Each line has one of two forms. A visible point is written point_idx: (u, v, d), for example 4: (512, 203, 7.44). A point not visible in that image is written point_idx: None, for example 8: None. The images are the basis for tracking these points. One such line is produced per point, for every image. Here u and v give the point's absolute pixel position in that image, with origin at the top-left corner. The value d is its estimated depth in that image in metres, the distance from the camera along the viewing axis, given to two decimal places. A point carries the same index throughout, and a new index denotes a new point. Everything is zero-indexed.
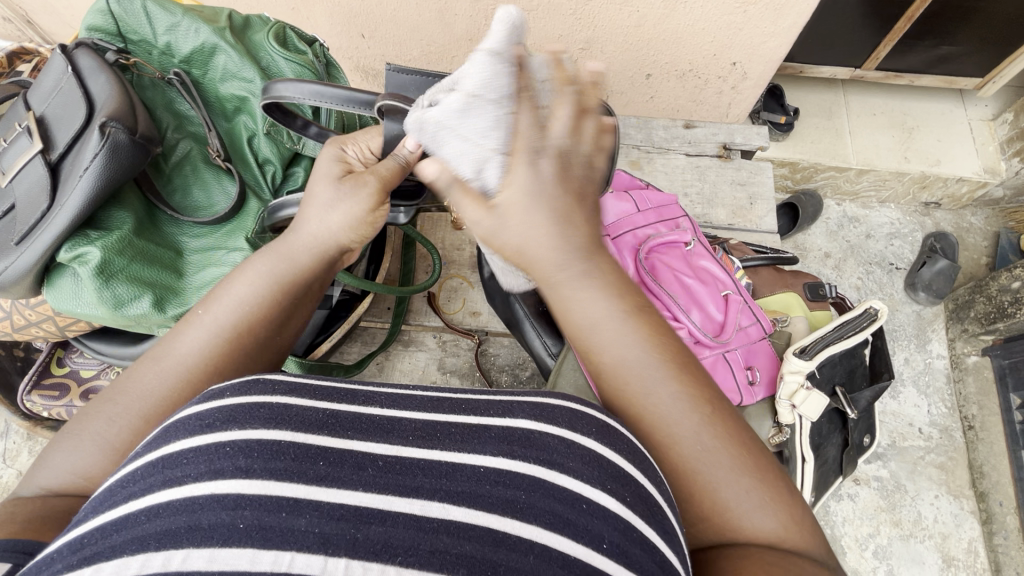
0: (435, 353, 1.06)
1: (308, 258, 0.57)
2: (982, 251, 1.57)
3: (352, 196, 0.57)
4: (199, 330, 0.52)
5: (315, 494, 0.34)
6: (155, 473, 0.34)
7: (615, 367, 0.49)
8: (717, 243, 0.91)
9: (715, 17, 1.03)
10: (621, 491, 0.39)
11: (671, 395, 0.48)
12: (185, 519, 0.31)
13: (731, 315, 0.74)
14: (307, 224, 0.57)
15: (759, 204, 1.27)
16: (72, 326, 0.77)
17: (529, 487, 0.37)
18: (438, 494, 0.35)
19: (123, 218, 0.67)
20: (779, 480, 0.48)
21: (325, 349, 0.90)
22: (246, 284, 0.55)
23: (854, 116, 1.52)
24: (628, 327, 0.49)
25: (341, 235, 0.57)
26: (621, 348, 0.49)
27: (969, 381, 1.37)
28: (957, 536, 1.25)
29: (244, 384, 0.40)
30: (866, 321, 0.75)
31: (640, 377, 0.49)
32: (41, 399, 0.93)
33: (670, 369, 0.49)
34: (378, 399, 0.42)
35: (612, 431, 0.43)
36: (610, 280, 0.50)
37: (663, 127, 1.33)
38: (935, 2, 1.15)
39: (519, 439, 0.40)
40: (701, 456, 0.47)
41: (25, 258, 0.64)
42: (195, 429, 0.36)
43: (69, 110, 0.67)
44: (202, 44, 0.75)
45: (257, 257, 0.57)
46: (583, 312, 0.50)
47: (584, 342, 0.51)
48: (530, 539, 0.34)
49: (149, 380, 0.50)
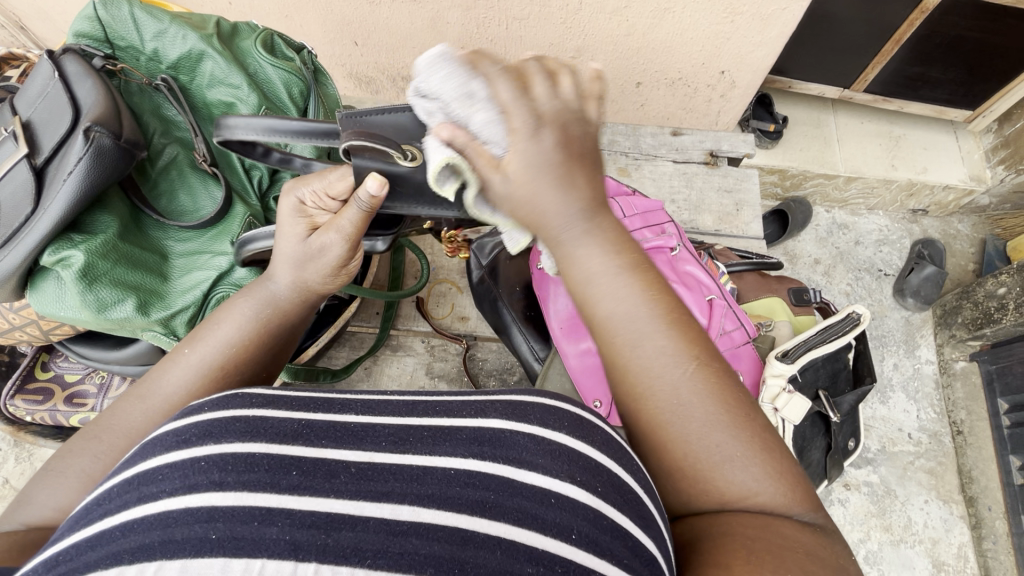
0: (424, 358, 1.06)
1: (293, 302, 0.60)
2: (969, 257, 1.59)
3: (328, 253, 0.59)
4: (183, 369, 0.54)
5: (287, 503, 0.34)
6: (130, 489, 0.35)
7: (607, 319, 0.47)
8: (703, 248, 0.92)
9: (703, 27, 1.05)
10: (592, 482, 0.39)
11: (656, 348, 0.46)
12: (158, 533, 0.32)
13: (715, 320, 0.75)
14: (298, 268, 0.59)
15: (747, 210, 1.29)
16: (56, 331, 0.76)
17: (497, 487, 0.37)
18: (409, 497, 0.36)
19: (107, 221, 0.67)
20: (767, 437, 0.47)
21: (312, 353, 0.90)
22: (232, 324, 0.57)
23: (842, 125, 1.54)
24: (623, 280, 0.47)
25: (318, 283, 0.60)
26: (612, 303, 0.47)
27: (957, 387, 1.38)
28: (947, 541, 1.26)
29: (222, 399, 0.40)
30: (849, 325, 0.75)
31: (630, 328, 0.47)
32: (24, 403, 0.93)
33: (662, 323, 0.47)
34: (353, 406, 0.43)
35: (586, 425, 0.44)
36: (612, 238, 0.48)
37: (651, 135, 1.34)
38: (922, 26, 1.17)
39: (488, 439, 0.40)
40: (684, 412, 0.46)
41: (9, 261, 0.64)
42: (172, 445, 0.37)
43: (54, 114, 0.67)
44: (189, 50, 0.75)
45: (239, 297, 0.59)
46: (584, 266, 0.48)
47: (579, 294, 0.49)
48: (497, 535, 0.35)
49: (133, 416, 0.51)
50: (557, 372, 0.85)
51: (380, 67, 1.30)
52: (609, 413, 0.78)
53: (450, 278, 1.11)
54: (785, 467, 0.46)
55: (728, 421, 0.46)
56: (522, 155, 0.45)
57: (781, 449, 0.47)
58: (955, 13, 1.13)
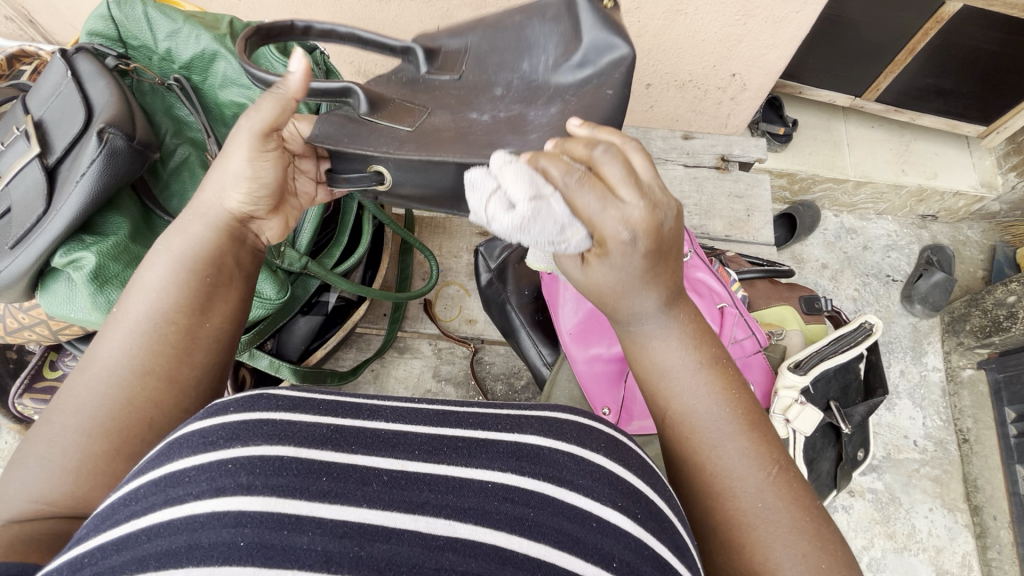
0: (431, 361, 1.06)
1: (206, 232, 0.58)
2: (978, 264, 1.58)
3: (236, 148, 0.57)
4: (117, 330, 0.53)
5: (319, 511, 0.33)
6: (158, 491, 0.34)
7: (686, 416, 0.52)
8: (715, 255, 0.91)
9: (715, 29, 1.04)
10: (631, 508, 0.39)
11: (728, 435, 0.51)
12: (185, 538, 0.31)
13: (726, 329, 0.74)
14: (210, 186, 0.59)
15: (757, 216, 1.28)
16: (66, 331, 0.76)
17: (538, 504, 0.37)
18: (444, 511, 0.35)
19: (119, 222, 0.67)
20: (839, 550, 0.48)
21: (320, 355, 0.90)
22: (151, 271, 0.56)
23: (853, 129, 1.53)
24: (700, 375, 0.53)
25: (233, 203, 0.58)
26: (697, 396, 0.52)
27: (964, 395, 1.37)
28: (951, 549, 1.25)
29: (248, 399, 0.40)
30: (862, 335, 0.74)
31: (709, 426, 0.51)
32: (33, 402, 0.93)
33: (739, 425, 0.51)
34: (382, 413, 0.42)
35: (621, 447, 0.44)
36: (691, 333, 0.54)
37: (661, 138, 1.33)
38: (936, 36, 1.16)
39: (528, 454, 0.40)
40: (766, 511, 0.48)
41: (21, 262, 0.64)
42: (200, 446, 0.36)
43: (67, 114, 0.67)
44: (202, 51, 0.75)
45: (157, 246, 0.58)
46: (663, 354, 0.53)
47: (658, 388, 0.54)
48: (536, 557, 0.34)
49: (81, 391, 0.51)
50: (566, 377, 0.85)
51: (389, 65, 1.30)
52: (619, 420, 0.78)
53: (459, 280, 1.11)
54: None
55: (806, 527, 0.48)
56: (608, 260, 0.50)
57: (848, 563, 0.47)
58: (972, 25, 1.12)
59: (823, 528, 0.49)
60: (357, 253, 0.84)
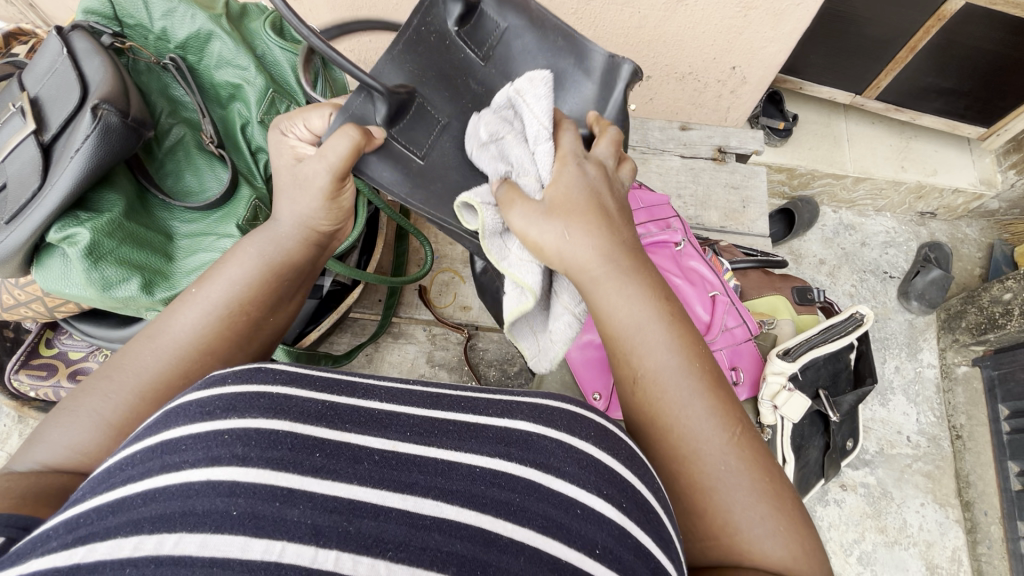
0: (425, 346, 1.06)
1: (294, 241, 0.62)
2: (975, 262, 1.59)
3: (313, 182, 0.59)
4: (193, 309, 0.55)
5: (310, 485, 0.34)
6: (153, 457, 0.35)
7: (653, 373, 0.52)
8: (708, 244, 0.91)
9: (715, 21, 1.04)
10: (617, 497, 0.40)
11: (696, 410, 0.51)
12: (179, 505, 0.32)
13: (717, 316, 0.74)
14: (288, 205, 0.62)
15: (753, 208, 1.28)
16: (61, 307, 0.77)
17: (524, 491, 0.38)
18: (432, 492, 0.36)
19: (114, 199, 0.68)
20: (797, 511, 0.49)
21: (314, 337, 0.90)
22: (238, 265, 0.59)
23: (852, 125, 1.53)
24: (661, 331, 0.53)
25: (318, 219, 0.62)
26: (659, 353, 0.52)
27: (958, 392, 1.38)
28: (942, 544, 1.26)
29: (245, 372, 0.40)
30: (852, 325, 0.74)
31: (674, 386, 0.51)
32: (29, 379, 0.93)
33: (702, 386, 0.52)
34: (375, 392, 0.43)
35: (612, 437, 0.44)
36: (652, 293, 0.55)
37: (659, 129, 1.33)
38: (938, 35, 1.16)
39: (517, 441, 0.41)
40: (727, 471, 0.49)
41: (16, 236, 0.64)
42: (196, 415, 0.36)
43: (63, 91, 0.67)
44: (198, 30, 0.75)
45: (245, 240, 0.61)
46: (623, 310, 0.54)
47: (623, 343, 0.54)
48: (521, 542, 0.35)
49: (144, 357, 0.53)
50: (558, 363, 0.85)
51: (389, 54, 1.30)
52: (609, 406, 0.78)
53: (454, 267, 1.11)
54: (806, 541, 0.48)
55: (765, 489, 0.49)
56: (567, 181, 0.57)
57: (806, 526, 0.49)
58: (974, 24, 1.11)
59: (784, 495, 0.49)
60: (352, 236, 0.84)
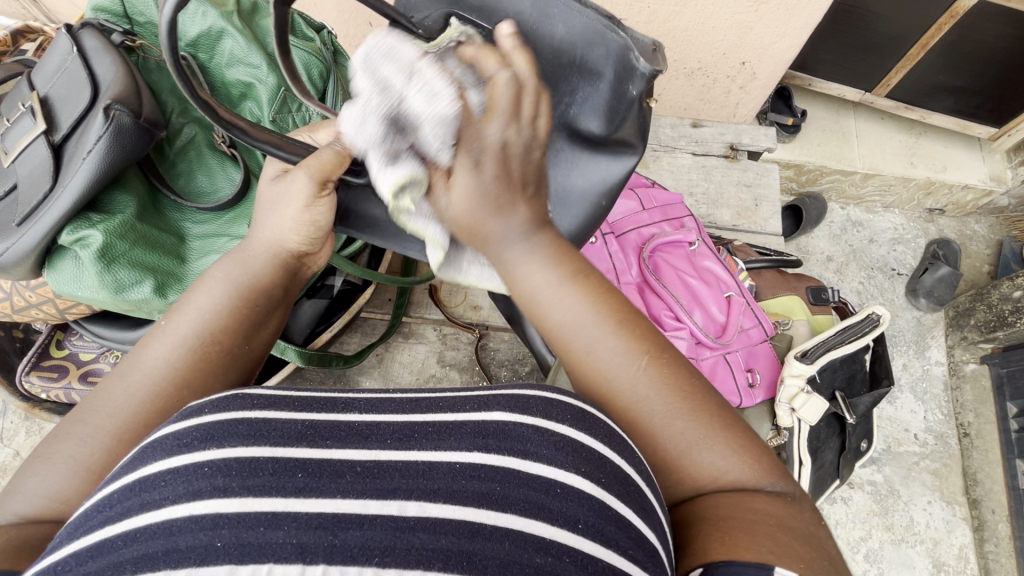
0: (435, 346, 1.06)
1: (262, 260, 0.58)
2: (984, 258, 1.58)
3: (292, 192, 0.57)
4: (164, 340, 0.53)
5: (293, 506, 0.34)
6: (131, 496, 0.35)
7: (558, 329, 0.48)
8: (722, 243, 0.90)
9: (724, 16, 1.03)
10: (596, 472, 0.40)
11: (608, 348, 0.47)
12: (162, 543, 0.32)
13: (734, 316, 0.74)
14: (267, 223, 0.59)
15: (765, 206, 1.27)
16: (72, 309, 0.77)
17: (502, 479, 0.38)
18: (416, 493, 0.36)
19: (126, 200, 0.67)
20: (734, 422, 0.47)
21: (325, 339, 0.90)
22: (205, 292, 0.56)
23: (861, 121, 1.52)
24: (565, 289, 0.47)
25: (293, 239, 0.59)
26: (559, 308, 0.47)
27: (966, 389, 1.37)
28: (948, 542, 1.26)
29: (222, 400, 0.40)
30: (868, 326, 0.74)
31: (578, 332, 0.47)
32: (40, 381, 0.92)
33: (606, 321, 0.47)
34: (357, 405, 0.43)
35: (589, 416, 0.43)
36: (551, 246, 0.48)
37: (671, 126, 1.32)
38: (950, 32, 1.15)
39: (493, 432, 0.41)
40: (645, 402, 0.46)
41: (29, 238, 0.64)
42: (172, 449, 0.37)
43: (73, 91, 0.66)
44: (209, 28, 0.74)
45: (216, 263, 0.58)
46: (527, 275, 0.47)
47: (530, 307, 0.49)
48: (504, 527, 0.35)
49: (117, 398, 0.50)
50: None
51: None
52: None
53: None
54: (747, 442, 0.47)
55: (689, 406, 0.46)
56: (460, 184, 0.45)
57: (743, 427, 0.48)
58: (988, 21, 1.10)
59: (710, 399, 0.47)
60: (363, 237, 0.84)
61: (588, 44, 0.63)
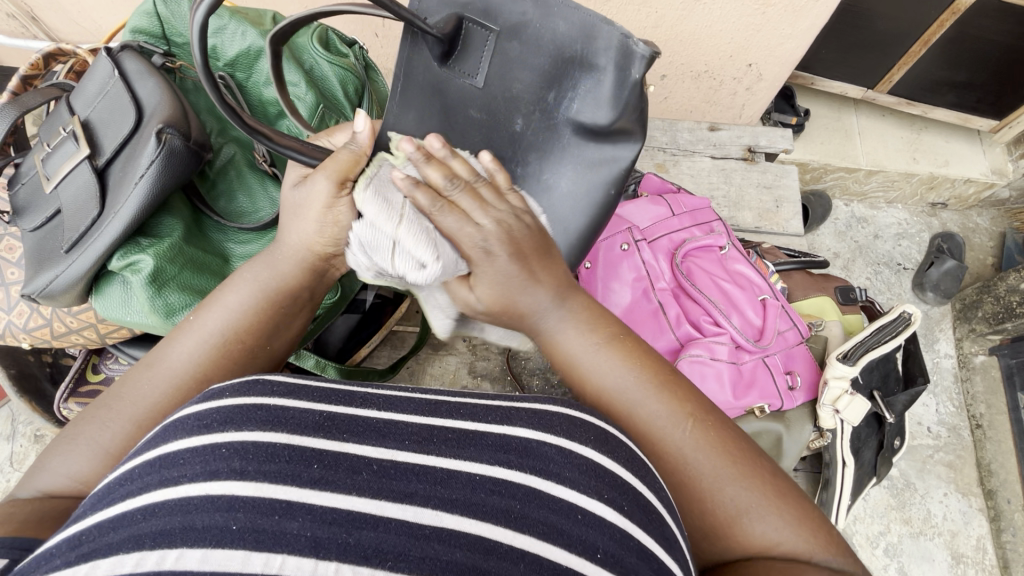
0: (466, 357, 1.06)
1: (293, 268, 0.56)
2: (988, 251, 1.60)
3: (314, 195, 0.54)
4: (192, 335, 0.53)
5: (309, 498, 0.34)
6: (152, 472, 0.35)
7: (602, 391, 0.52)
8: (751, 247, 0.91)
9: (733, 19, 1.04)
10: (619, 500, 0.39)
11: (654, 405, 0.50)
12: (180, 520, 0.31)
13: (770, 320, 0.74)
14: (292, 227, 0.56)
15: (785, 207, 1.28)
16: (114, 334, 0.76)
17: (524, 497, 0.38)
18: (432, 501, 0.36)
19: (172, 224, 0.66)
20: (786, 490, 0.48)
21: (364, 351, 0.91)
22: (234, 291, 0.55)
23: (863, 118, 1.53)
24: (603, 354, 0.53)
25: (313, 242, 0.55)
26: (607, 373, 0.52)
27: (976, 380, 1.39)
28: (966, 533, 1.26)
29: (243, 385, 0.41)
30: (902, 325, 0.74)
31: (623, 394, 0.51)
32: (78, 407, 0.91)
33: (650, 383, 0.51)
34: (373, 401, 0.43)
35: (610, 439, 0.44)
36: (584, 316, 0.55)
37: (687, 129, 1.33)
38: (950, 29, 1.16)
39: (516, 448, 0.40)
40: (691, 455, 0.48)
41: (76, 267, 0.64)
42: (196, 429, 0.37)
43: (116, 114, 0.66)
44: (248, 47, 0.75)
45: (243, 266, 0.57)
46: (569, 345, 0.54)
47: (575, 373, 0.54)
48: (521, 549, 0.34)
49: (142, 387, 0.50)
50: None
51: None
52: None
53: None
54: (801, 511, 0.47)
55: (730, 465, 0.47)
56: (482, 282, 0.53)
57: (796, 496, 0.48)
58: (986, 16, 1.12)
59: (754, 460, 0.49)
60: None
61: (587, 40, 0.63)
